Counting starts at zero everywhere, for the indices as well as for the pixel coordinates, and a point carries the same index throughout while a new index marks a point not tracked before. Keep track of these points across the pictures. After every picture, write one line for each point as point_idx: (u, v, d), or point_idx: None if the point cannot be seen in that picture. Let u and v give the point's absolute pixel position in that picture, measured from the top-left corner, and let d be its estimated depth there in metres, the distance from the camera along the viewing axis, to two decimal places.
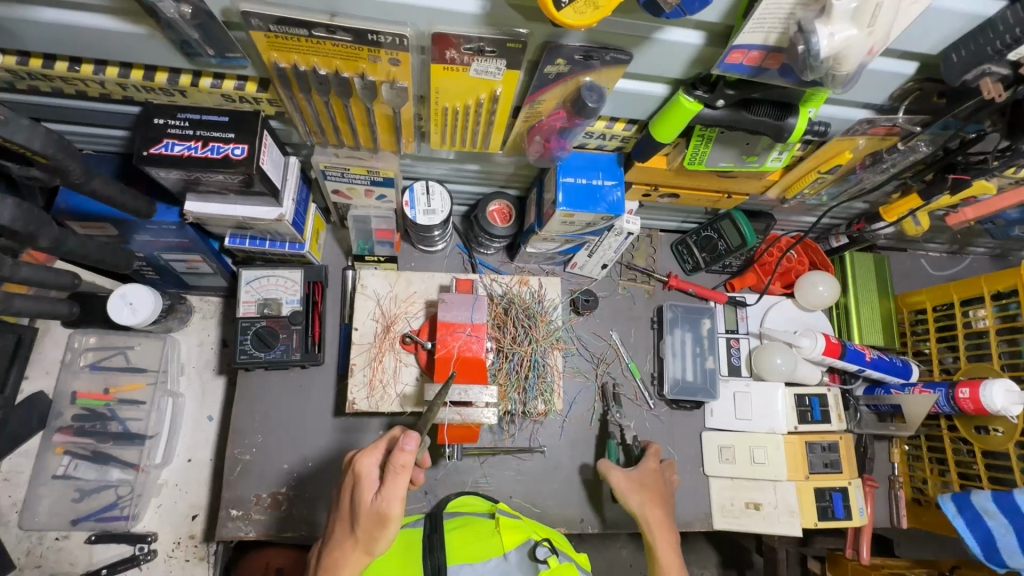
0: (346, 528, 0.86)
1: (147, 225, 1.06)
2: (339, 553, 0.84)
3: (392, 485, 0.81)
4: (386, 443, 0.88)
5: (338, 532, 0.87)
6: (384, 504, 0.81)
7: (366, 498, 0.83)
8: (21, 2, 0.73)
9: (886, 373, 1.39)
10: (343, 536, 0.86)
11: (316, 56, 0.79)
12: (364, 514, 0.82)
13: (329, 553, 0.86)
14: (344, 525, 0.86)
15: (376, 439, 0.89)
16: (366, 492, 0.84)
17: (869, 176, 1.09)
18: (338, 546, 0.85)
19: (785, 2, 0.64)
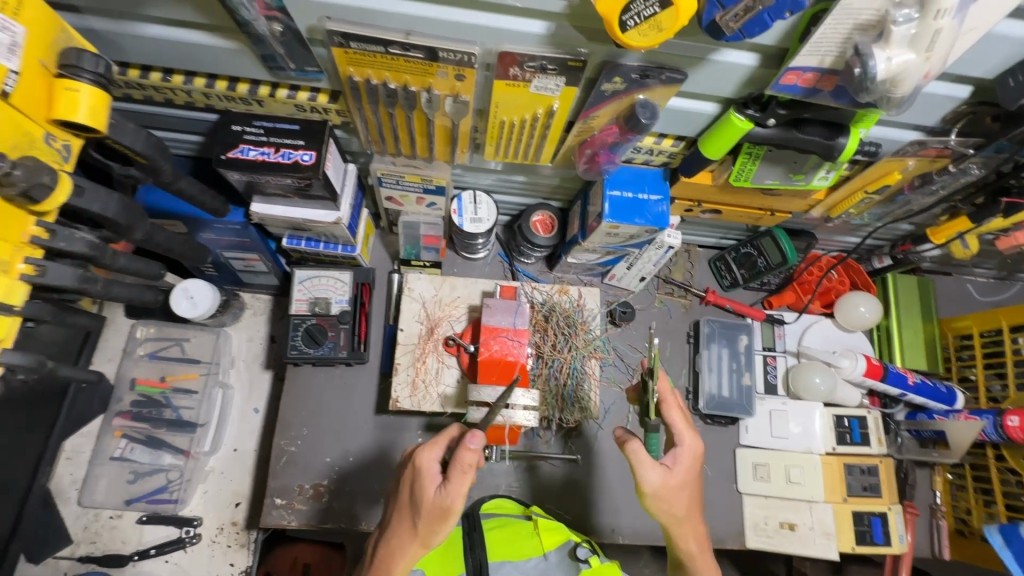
0: (406, 520, 0.88)
1: (214, 225, 1.12)
2: (397, 544, 0.87)
3: (456, 481, 0.83)
4: (446, 439, 0.90)
5: (396, 523, 0.89)
6: (447, 499, 0.83)
7: (429, 492, 0.85)
8: (130, 19, 0.81)
9: (929, 398, 1.36)
10: (402, 528, 0.88)
11: (388, 71, 0.84)
12: (426, 508, 0.85)
13: (387, 542, 0.88)
14: (403, 517, 0.88)
15: (437, 434, 0.91)
16: (428, 486, 0.86)
17: (917, 198, 1.09)
18: (396, 536, 0.88)
19: (843, 26, 0.66)
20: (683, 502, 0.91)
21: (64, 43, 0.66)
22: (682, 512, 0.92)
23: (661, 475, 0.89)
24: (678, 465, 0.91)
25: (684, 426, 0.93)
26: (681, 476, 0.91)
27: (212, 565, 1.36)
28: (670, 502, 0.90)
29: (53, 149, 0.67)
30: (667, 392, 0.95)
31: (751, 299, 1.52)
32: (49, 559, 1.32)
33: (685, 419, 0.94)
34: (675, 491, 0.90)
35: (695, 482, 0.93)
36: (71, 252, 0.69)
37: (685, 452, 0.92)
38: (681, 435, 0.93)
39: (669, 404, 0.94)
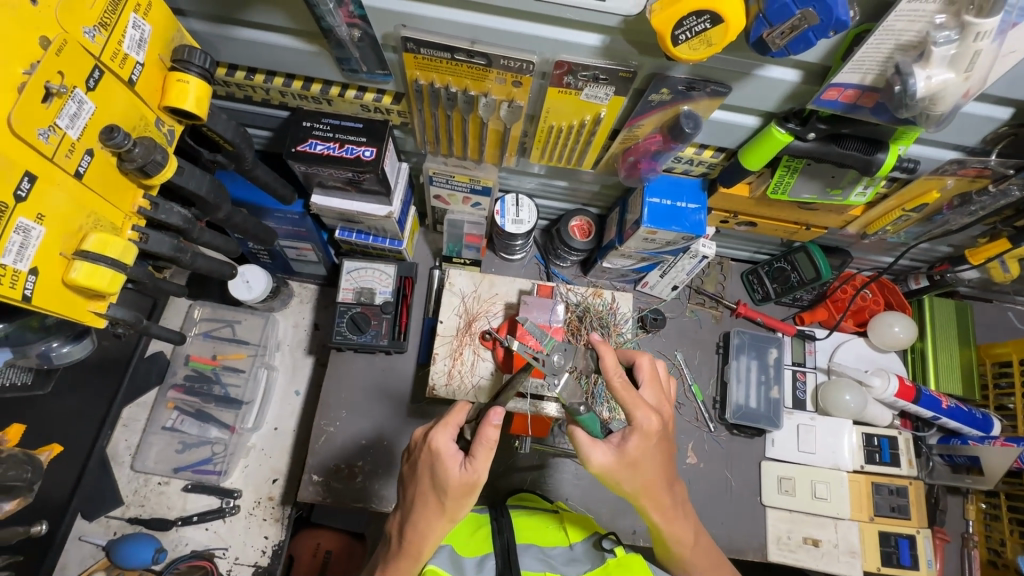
0: (430, 500, 0.90)
1: (275, 213, 1.20)
2: (426, 523, 0.89)
3: (482, 456, 0.87)
4: (456, 420, 0.92)
5: (419, 505, 0.91)
6: (473, 473, 0.87)
7: (453, 471, 0.87)
8: (228, 23, 0.91)
9: (963, 423, 1.34)
10: (427, 507, 0.90)
11: (451, 76, 0.91)
12: (452, 486, 0.88)
13: (414, 524, 0.90)
14: (426, 498, 0.90)
15: (445, 415, 0.93)
16: (450, 466, 0.88)
17: (955, 218, 1.11)
18: (422, 516, 0.90)
19: (885, 46, 0.70)
20: (637, 478, 0.89)
21: (178, 41, 0.76)
22: (641, 488, 0.90)
23: (607, 456, 0.87)
24: (629, 445, 0.87)
25: (633, 403, 0.87)
26: (632, 456, 0.87)
27: (248, 536, 1.41)
28: (623, 481, 0.89)
29: (161, 132, 0.75)
30: (612, 372, 0.88)
31: (783, 314, 1.53)
32: (101, 518, 1.39)
33: (635, 395, 0.88)
34: (627, 471, 0.88)
35: (652, 456, 0.89)
36: (168, 224, 0.77)
37: (637, 431, 0.87)
38: (634, 413, 0.87)
39: (618, 386, 0.87)
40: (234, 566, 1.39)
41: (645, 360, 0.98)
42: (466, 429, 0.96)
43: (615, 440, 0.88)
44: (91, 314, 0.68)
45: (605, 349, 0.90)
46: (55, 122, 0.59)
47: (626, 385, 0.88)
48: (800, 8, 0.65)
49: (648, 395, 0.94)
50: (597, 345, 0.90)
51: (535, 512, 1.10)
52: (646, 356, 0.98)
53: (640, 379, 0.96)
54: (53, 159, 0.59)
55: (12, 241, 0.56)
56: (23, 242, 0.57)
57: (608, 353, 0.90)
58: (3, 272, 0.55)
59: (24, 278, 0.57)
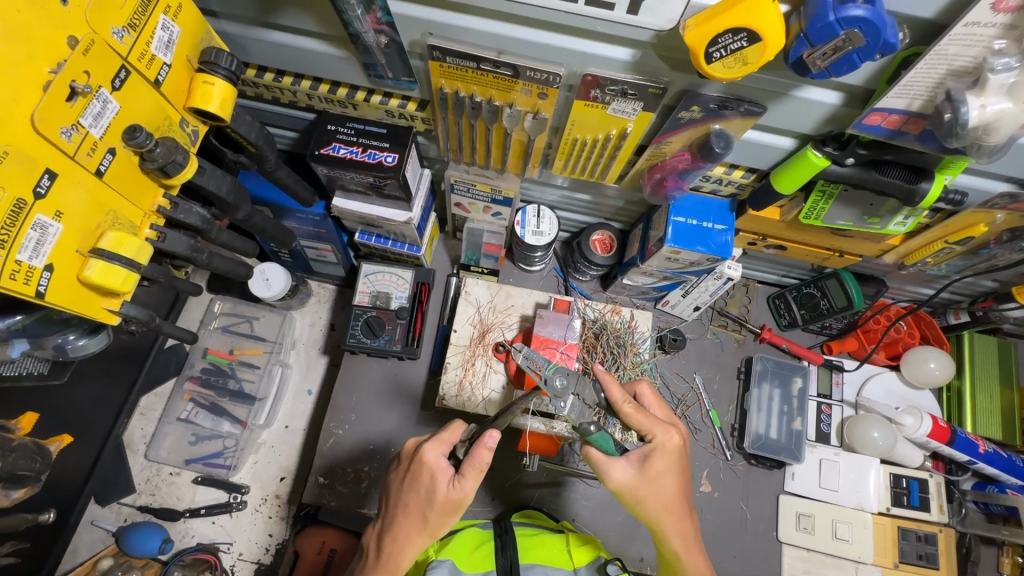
0: (413, 514, 0.88)
1: (297, 214, 1.21)
2: (408, 535, 0.88)
3: (472, 477, 0.85)
4: (451, 437, 0.90)
5: (401, 517, 0.89)
6: (461, 492, 0.85)
7: (441, 487, 0.86)
8: (258, 25, 0.91)
9: (1002, 470, 1.26)
10: (409, 521, 0.88)
11: (475, 85, 0.90)
12: (438, 502, 0.86)
13: (395, 536, 0.88)
14: (410, 511, 0.88)
15: (440, 430, 0.91)
16: (440, 482, 0.86)
17: (1004, 253, 1.04)
18: (403, 529, 0.88)
19: (935, 71, 0.66)
20: (659, 499, 0.86)
21: (206, 42, 0.76)
22: (664, 509, 0.86)
23: (628, 471, 0.86)
24: (651, 463, 0.86)
25: (651, 423, 0.87)
26: (654, 472, 0.85)
27: (253, 533, 1.42)
28: (644, 501, 0.86)
29: (184, 133, 0.76)
30: (621, 400, 0.88)
31: (810, 341, 1.47)
32: (112, 503, 1.42)
33: (651, 415, 0.88)
34: (648, 489, 0.85)
35: (672, 478, 0.86)
36: (187, 223, 0.78)
37: (658, 449, 0.86)
38: (653, 432, 0.87)
39: (630, 410, 0.88)
40: (237, 562, 1.39)
41: (647, 387, 0.99)
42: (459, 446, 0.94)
43: (636, 457, 0.87)
44: (104, 311, 0.68)
45: (610, 380, 0.89)
46: (78, 121, 0.59)
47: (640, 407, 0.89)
48: (845, 29, 0.60)
49: (659, 414, 0.94)
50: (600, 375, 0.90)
51: (541, 530, 1.06)
52: (646, 382, 1.00)
53: (650, 405, 0.95)
54: (74, 157, 0.59)
55: (30, 237, 0.56)
56: (40, 239, 0.57)
57: (613, 383, 0.89)
58: (19, 267, 0.55)
59: (39, 274, 0.58)
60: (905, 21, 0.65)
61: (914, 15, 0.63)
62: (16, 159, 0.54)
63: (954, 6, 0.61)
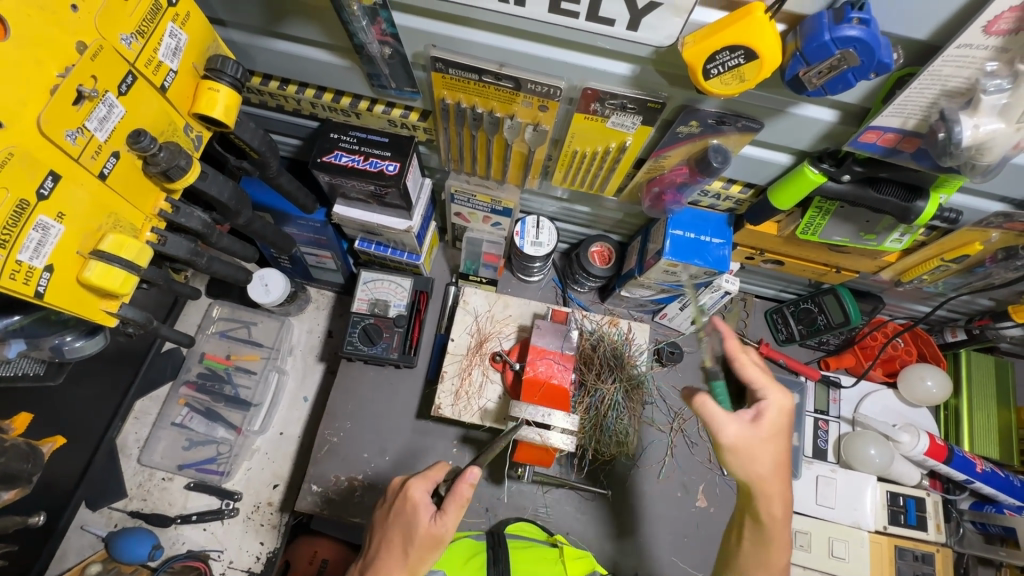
0: (396, 549, 0.86)
1: (297, 221, 1.22)
2: (387, 574, 0.85)
3: (453, 512, 0.86)
4: (435, 475, 0.92)
5: (384, 552, 0.87)
6: (442, 527, 0.85)
7: (423, 521, 0.85)
8: (264, 34, 0.93)
9: (1000, 490, 1.25)
10: (390, 557, 0.86)
11: (477, 97, 0.91)
12: (419, 536, 0.85)
13: (375, 571, 0.86)
14: (391, 546, 0.86)
15: (425, 468, 0.92)
16: (422, 515, 0.86)
17: (999, 271, 1.04)
18: (384, 566, 0.86)
19: (929, 91, 0.67)
20: (768, 460, 0.87)
21: (214, 50, 0.77)
22: (774, 471, 0.87)
23: (740, 428, 0.87)
24: (763, 420, 0.88)
25: (766, 379, 0.90)
26: (766, 431, 0.87)
27: (244, 540, 1.40)
28: (754, 461, 0.87)
29: (188, 138, 0.77)
30: (738, 351, 0.93)
31: (807, 356, 1.46)
32: (103, 508, 1.40)
33: (766, 373, 0.91)
34: (759, 448, 0.87)
35: (779, 441, 0.88)
36: (187, 227, 0.78)
37: (770, 407, 0.88)
38: (767, 390, 0.89)
39: (746, 361, 0.92)
40: (227, 570, 1.38)
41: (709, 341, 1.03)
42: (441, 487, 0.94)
43: (749, 415, 0.88)
44: (103, 313, 0.68)
45: (728, 331, 0.96)
46: (84, 124, 0.60)
47: (757, 364, 0.92)
48: (840, 49, 0.61)
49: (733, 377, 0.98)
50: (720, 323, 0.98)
51: (534, 543, 1.06)
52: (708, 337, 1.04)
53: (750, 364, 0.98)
54: (78, 160, 0.60)
55: (31, 237, 0.56)
56: (42, 239, 0.57)
57: (731, 335, 0.94)
58: (19, 267, 0.56)
59: (39, 274, 0.58)
60: (898, 42, 0.66)
61: (907, 36, 0.65)
62: (21, 160, 0.54)
63: (947, 28, 0.62)
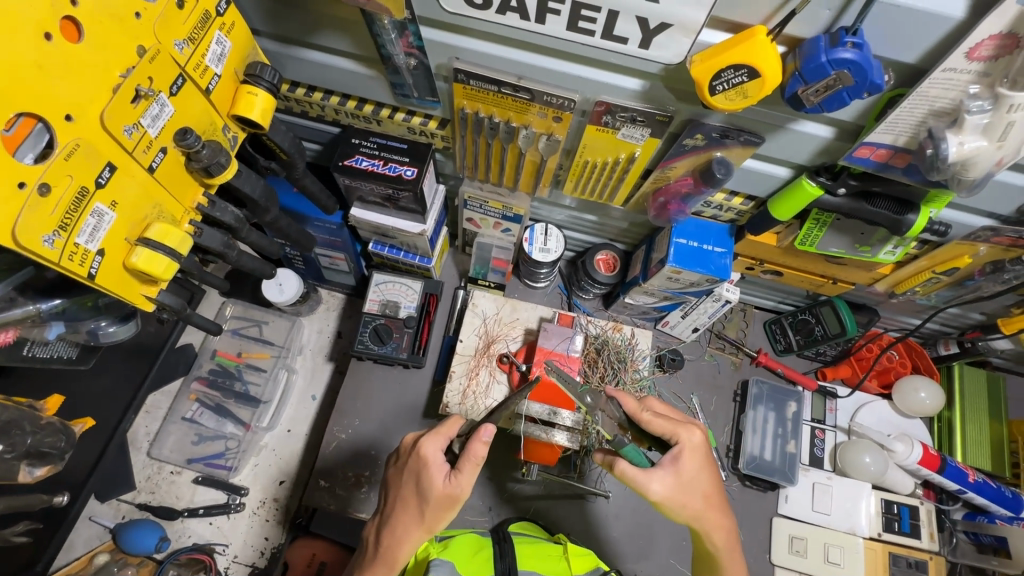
0: (411, 508, 0.91)
1: (315, 222, 1.26)
2: (405, 530, 0.90)
3: (467, 472, 0.88)
4: (448, 431, 0.93)
5: (400, 510, 0.91)
6: (456, 486, 0.88)
7: (437, 483, 0.88)
8: (296, 44, 0.98)
9: (992, 500, 1.28)
10: (407, 515, 0.90)
11: (495, 107, 0.96)
12: (434, 497, 0.88)
13: (392, 529, 0.90)
14: (407, 505, 0.91)
15: (438, 425, 0.94)
16: (435, 476, 0.89)
17: (988, 284, 1.09)
18: (401, 522, 0.91)
19: (918, 110, 0.72)
20: (699, 494, 0.91)
21: (253, 57, 0.83)
22: (704, 505, 0.91)
23: (665, 480, 0.89)
24: (682, 465, 0.90)
25: (673, 426, 0.92)
26: (687, 474, 0.90)
27: (249, 535, 1.41)
28: (686, 504, 0.91)
29: (226, 138, 0.82)
30: (639, 410, 0.96)
31: (805, 367, 1.50)
32: (112, 500, 1.41)
33: (672, 419, 0.93)
34: (686, 490, 0.90)
35: (705, 474, 0.91)
36: (221, 221, 0.83)
37: (686, 450, 0.91)
38: (678, 433, 0.91)
39: (649, 417, 0.94)
40: (231, 565, 1.38)
41: (656, 400, 1.04)
42: (455, 442, 0.97)
43: (668, 462, 0.90)
44: (142, 298, 0.73)
45: (623, 395, 0.98)
46: (139, 121, 0.65)
47: (661, 414, 0.95)
48: (835, 70, 0.67)
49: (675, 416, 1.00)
50: (615, 393, 0.99)
51: (538, 540, 1.09)
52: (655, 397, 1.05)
53: (661, 411, 1.00)
54: (132, 154, 0.65)
55: (88, 223, 0.61)
56: (97, 225, 0.62)
57: (627, 397, 0.98)
58: (76, 250, 0.60)
59: (92, 258, 0.63)
60: (889, 65, 0.72)
61: (897, 59, 0.70)
62: (85, 152, 0.59)
63: (934, 53, 0.68)
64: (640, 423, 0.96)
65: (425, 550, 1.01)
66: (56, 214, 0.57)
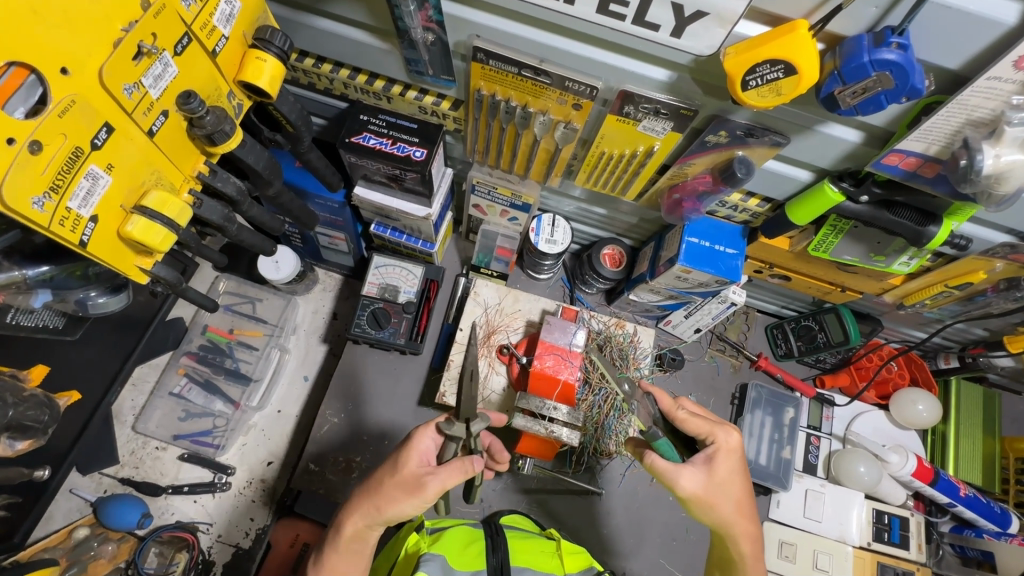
0: (372, 487, 0.88)
1: (316, 200, 1.22)
2: (358, 506, 0.87)
3: (443, 469, 0.86)
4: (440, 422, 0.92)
5: (365, 490, 0.89)
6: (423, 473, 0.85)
7: (411, 468, 0.87)
8: (307, 11, 0.94)
9: (980, 515, 1.28)
10: (367, 495, 0.87)
11: (512, 90, 0.92)
12: (399, 480, 0.86)
13: (351, 502, 0.88)
14: (374, 485, 0.88)
15: (435, 416, 0.93)
16: (411, 460, 0.88)
17: (999, 301, 1.09)
18: (358, 501, 0.88)
19: (954, 120, 0.70)
20: (732, 500, 0.89)
21: (263, 21, 0.79)
22: (735, 511, 0.89)
23: (697, 477, 0.88)
24: (717, 465, 0.89)
25: (710, 426, 0.92)
26: (721, 474, 0.89)
27: (234, 515, 1.38)
28: (716, 506, 0.88)
29: (230, 105, 0.78)
30: (673, 408, 0.95)
31: (803, 373, 1.50)
32: (94, 473, 1.37)
33: (708, 419, 0.93)
34: (718, 493, 0.88)
35: (737, 479, 0.90)
36: (222, 192, 0.80)
37: (722, 451, 0.90)
38: (716, 434, 0.91)
39: (684, 415, 0.94)
40: (214, 544, 1.35)
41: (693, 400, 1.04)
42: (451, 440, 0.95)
43: (701, 461, 0.90)
44: (136, 269, 0.69)
45: (659, 390, 0.98)
46: (140, 80, 0.61)
47: (696, 414, 0.95)
48: (876, 71, 0.64)
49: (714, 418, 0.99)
50: (650, 388, 0.99)
51: (531, 534, 1.07)
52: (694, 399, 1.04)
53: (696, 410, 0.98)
54: (131, 114, 0.61)
55: (82, 186, 0.57)
56: (91, 189, 0.58)
57: (664, 394, 0.98)
58: (68, 214, 0.56)
59: (85, 224, 0.59)
60: (930, 70, 0.69)
61: (939, 64, 0.68)
62: (81, 108, 0.55)
63: (979, 60, 0.66)
64: (674, 421, 0.95)
65: (413, 544, 0.97)
66: (48, 174, 0.53)
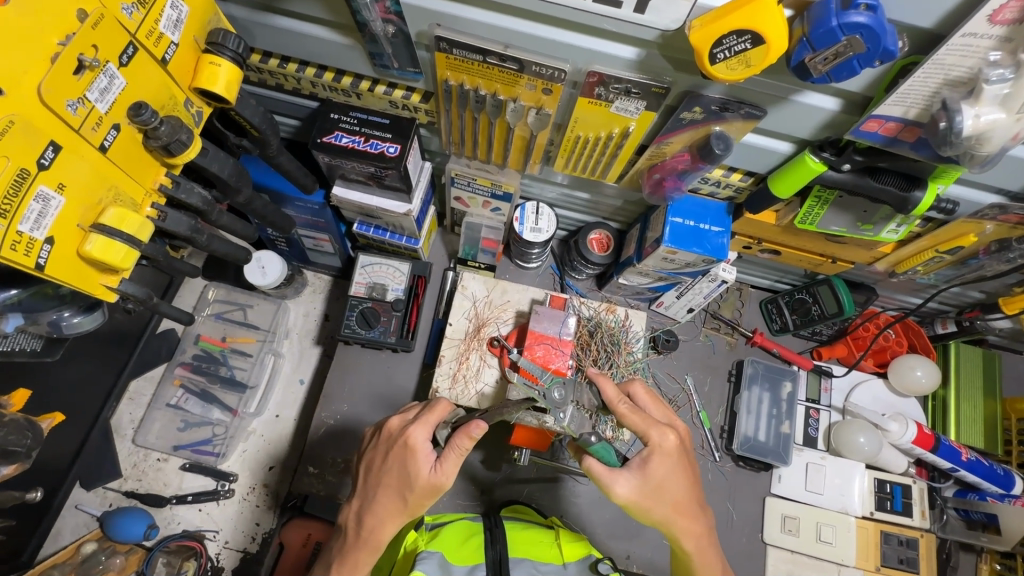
0: (393, 495, 0.89)
1: (296, 202, 1.20)
2: (387, 516, 0.89)
3: (452, 461, 0.86)
4: (436, 419, 0.91)
5: (382, 497, 0.89)
6: (441, 477, 0.86)
7: (423, 472, 0.87)
8: (264, 11, 0.91)
9: (982, 478, 1.27)
10: (389, 502, 0.89)
11: (481, 78, 0.90)
12: (418, 486, 0.87)
13: (375, 514, 0.89)
14: (389, 491, 0.89)
15: (426, 413, 0.91)
16: (422, 465, 0.87)
17: (992, 263, 1.07)
18: (382, 508, 0.89)
19: (932, 81, 0.68)
20: (668, 502, 0.90)
21: (214, 24, 0.76)
22: (672, 512, 0.90)
23: (631, 483, 0.89)
24: (651, 468, 0.89)
25: (647, 425, 0.91)
26: (655, 478, 0.89)
27: (239, 521, 1.39)
28: (651, 509, 0.90)
29: (188, 113, 0.76)
30: (616, 399, 0.93)
31: (800, 346, 1.48)
32: (98, 488, 1.38)
33: (647, 417, 0.92)
34: (652, 495, 0.89)
35: (674, 479, 0.90)
36: (187, 204, 0.78)
37: (656, 453, 0.90)
38: (649, 434, 0.91)
39: (625, 410, 0.92)
40: (222, 550, 1.37)
41: (640, 385, 1.02)
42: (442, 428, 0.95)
43: (636, 466, 0.90)
44: (102, 288, 0.69)
45: (604, 381, 0.95)
46: (84, 95, 0.59)
47: (635, 408, 0.93)
48: (846, 36, 0.61)
49: (656, 414, 0.98)
50: (595, 376, 0.95)
51: (530, 525, 1.07)
52: (641, 382, 1.03)
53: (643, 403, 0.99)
54: (79, 131, 0.60)
55: (32, 209, 0.56)
56: (42, 211, 0.57)
57: (608, 383, 0.95)
58: (20, 238, 0.56)
59: (40, 246, 0.58)
60: (903, 30, 0.67)
61: (912, 24, 0.65)
62: (21, 128, 0.54)
63: (952, 17, 0.63)
64: (615, 413, 0.94)
65: (412, 542, 0.97)
66: None
